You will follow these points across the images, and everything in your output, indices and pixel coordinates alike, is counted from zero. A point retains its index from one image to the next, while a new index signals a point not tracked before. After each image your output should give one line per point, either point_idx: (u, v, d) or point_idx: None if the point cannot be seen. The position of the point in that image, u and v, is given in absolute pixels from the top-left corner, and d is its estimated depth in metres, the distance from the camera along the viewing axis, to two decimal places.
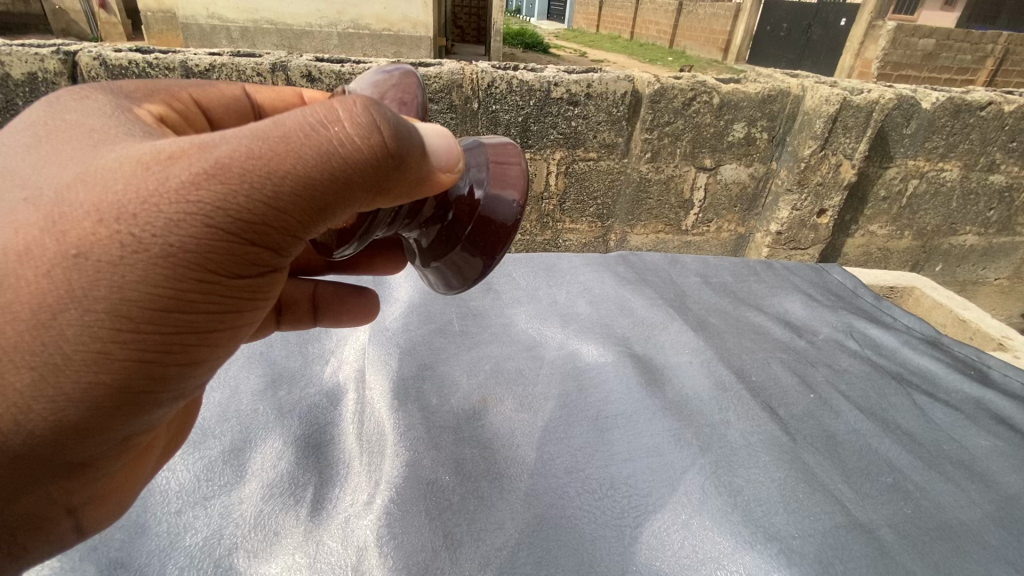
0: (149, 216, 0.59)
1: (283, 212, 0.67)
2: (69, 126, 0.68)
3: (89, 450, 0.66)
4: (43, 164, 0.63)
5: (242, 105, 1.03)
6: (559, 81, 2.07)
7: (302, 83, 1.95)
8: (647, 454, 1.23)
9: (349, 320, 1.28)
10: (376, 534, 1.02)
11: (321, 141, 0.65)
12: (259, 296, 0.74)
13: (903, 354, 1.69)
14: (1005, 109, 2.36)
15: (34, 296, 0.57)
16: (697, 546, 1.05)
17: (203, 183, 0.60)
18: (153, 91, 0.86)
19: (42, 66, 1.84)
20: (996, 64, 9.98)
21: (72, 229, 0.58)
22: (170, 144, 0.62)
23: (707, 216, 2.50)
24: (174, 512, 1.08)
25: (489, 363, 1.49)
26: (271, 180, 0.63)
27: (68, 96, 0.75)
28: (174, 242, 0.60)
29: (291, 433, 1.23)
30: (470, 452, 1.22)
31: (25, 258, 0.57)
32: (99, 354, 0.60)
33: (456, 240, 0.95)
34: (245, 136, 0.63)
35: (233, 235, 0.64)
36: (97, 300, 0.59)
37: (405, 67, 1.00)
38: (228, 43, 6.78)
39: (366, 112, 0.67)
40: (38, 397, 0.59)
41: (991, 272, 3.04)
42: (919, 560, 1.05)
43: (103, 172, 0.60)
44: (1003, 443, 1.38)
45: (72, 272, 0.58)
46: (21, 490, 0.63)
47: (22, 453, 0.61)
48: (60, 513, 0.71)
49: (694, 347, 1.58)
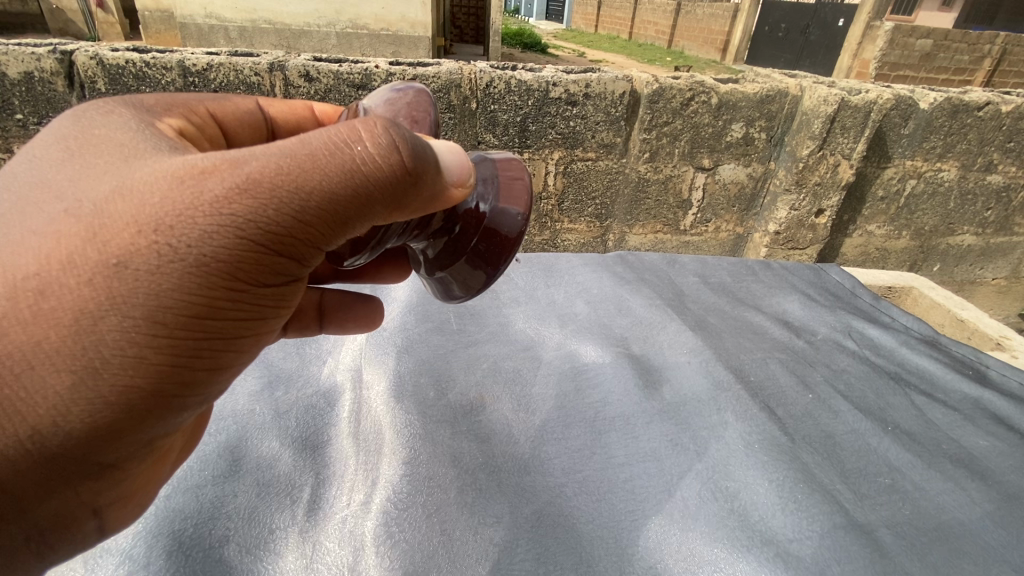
0: (185, 227, 0.60)
1: (308, 224, 0.67)
2: (99, 140, 0.68)
3: (119, 453, 0.65)
4: (77, 177, 0.63)
5: (256, 118, 1.02)
6: (558, 81, 2.06)
7: (300, 83, 1.94)
8: (645, 460, 1.22)
9: (354, 327, 1.26)
10: (374, 534, 1.02)
11: (345, 159, 0.65)
12: (282, 305, 0.74)
13: (901, 354, 1.69)
14: (1002, 109, 2.36)
15: (75, 302, 0.57)
16: (694, 550, 1.04)
17: (236, 197, 0.61)
18: (171, 105, 0.85)
19: (38, 65, 1.84)
20: (995, 65, 9.99)
21: (112, 237, 0.58)
22: (204, 159, 0.62)
23: (705, 216, 2.50)
24: (164, 496, 1.07)
25: (487, 363, 1.49)
26: (299, 196, 0.64)
27: (95, 111, 0.74)
28: (208, 252, 0.61)
29: (287, 436, 1.22)
30: (468, 447, 1.22)
31: (67, 267, 0.57)
32: (134, 360, 0.60)
33: (461, 252, 0.95)
34: (274, 152, 0.64)
35: (263, 247, 0.65)
36: (134, 308, 0.59)
37: (417, 86, 0.99)
38: (227, 43, 6.76)
39: (386, 132, 0.67)
40: (77, 400, 0.59)
41: (988, 272, 3.05)
42: (918, 561, 1.05)
43: (140, 185, 0.60)
44: (1003, 444, 1.38)
45: (111, 281, 0.58)
46: (51, 491, 0.63)
47: (56, 454, 0.60)
48: (86, 513, 0.69)
49: (693, 347, 1.58)
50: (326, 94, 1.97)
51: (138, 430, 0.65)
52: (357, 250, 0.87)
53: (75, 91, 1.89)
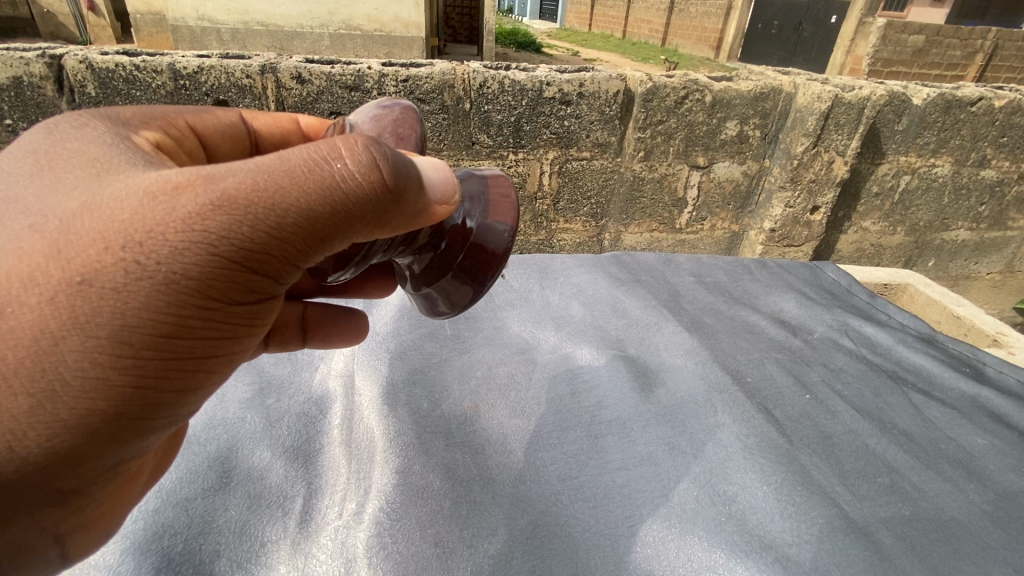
0: (154, 244, 0.58)
1: (284, 241, 0.65)
2: (70, 154, 0.66)
3: (81, 477, 0.63)
4: (43, 193, 0.61)
5: (237, 130, 1.00)
6: (551, 81, 2.05)
7: (292, 85, 1.92)
8: (641, 463, 1.21)
9: (338, 341, 1.24)
10: (367, 545, 1.00)
11: (322, 177, 0.65)
12: (257, 323, 0.72)
13: (899, 352, 1.68)
14: (995, 104, 2.36)
15: (37, 321, 0.56)
16: (692, 556, 1.04)
17: (209, 214, 0.60)
18: (150, 117, 0.83)
19: (27, 70, 1.81)
20: (987, 60, 9.99)
21: (77, 255, 0.57)
22: (177, 174, 0.61)
23: (700, 214, 2.49)
24: (152, 510, 1.05)
25: (481, 368, 1.47)
26: (275, 213, 0.63)
27: (68, 123, 0.72)
28: (178, 269, 0.59)
29: (279, 445, 1.21)
30: (462, 457, 1.21)
31: (28, 284, 0.55)
32: (97, 382, 0.58)
33: (447, 267, 0.94)
34: (251, 169, 0.63)
35: (235, 263, 0.63)
36: (99, 327, 0.57)
37: (405, 101, 0.97)
38: (219, 45, 6.70)
39: (367, 150, 0.67)
40: (35, 424, 0.56)
41: (983, 267, 3.05)
42: (918, 563, 1.04)
43: (109, 201, 0.59)
44: (1001, 442, 1.37)
45: (74, 298, 0.56)
46: (9, 518, 0.60)
47: (13, 479, 0.58)
48: (47, 541, 0.67)
49: (689, 348, 1.57)
50: (318, 96, 1.95)
51: (102, 452, 0.63)
52: (340, 265, 0.85)
53: (65, 96, 1.87)
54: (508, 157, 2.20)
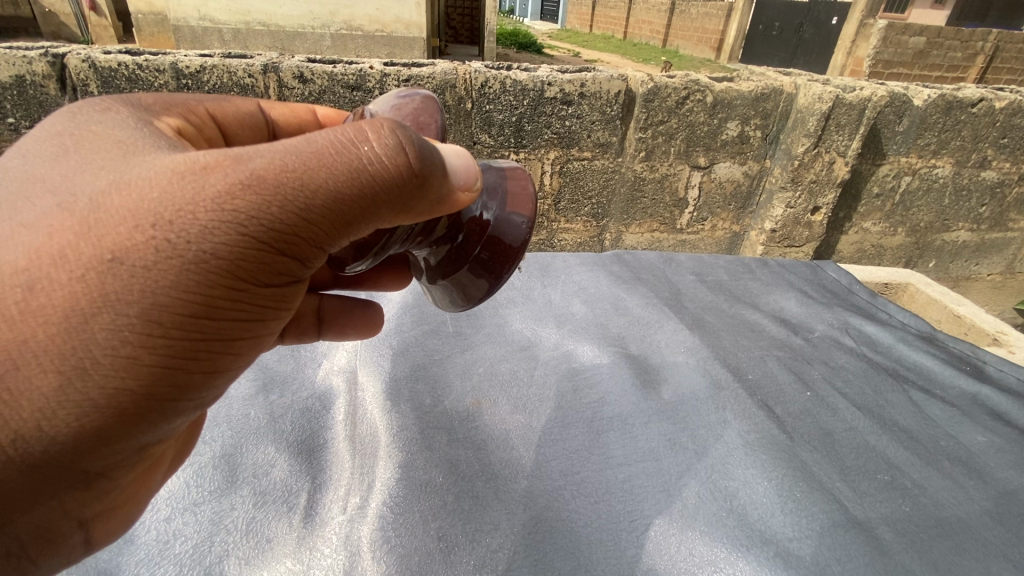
0: (185, 223, 0.59)
1: (311, 223, 0.66)
2: (95, 136, 0.66)
3: (107, 458, 0.64)
4: (71, 173, 0.61)
5: (256, 120, 1.00)
6: (553, 81, 2.06)
7: (294, 84, 1.93)
8: (643, 459, 1.22)
9: (354, 332, 1.25)
10: (370, 538, 1.01)
11: (350, 159, 0.65)
12: (282, 306, 0.73)
13: (899, 350, 1.69)
14: (994, 105, 2.37)
15: (65, 299, 0.56)
16: (693, 550, 1.04)
17: (239, 193, 0.61)
18: (170, 104, 0.84)
19: (30, 69, 1.81)
20: (987, 62, 9.99)
21: (107, 233, 0.57)
22: (206, 155, 0.62)
23: (701, 214, 2.50)
24: (165, 519, 1.06)
25: (483, 364, 1.48)
26: (304, 193, 0.64)
27: (91, 108, 0.73)
28: (208, 249, 0.60)
29: (284, 441, 1.21)
30: (464, 453, 1.21)
31: (59, 261, 0.56)
32: (126, 361, 0.59)
33: (464, 260, 0.94)
34: (279, 150, 0.64)
35: (263, 244, 0.64)
36: (129, 305, 0.58)
37: (423, 91, 0.97)
38: (220, 45, 6.72)
39: (393, 133, 0.67)
40: (65, 403, 0.57)
41: (983, 268, 3.05)
42: (918, 559, 1.04)
43: (138, 180, 0.59)
44: (1001, 439, 1.37)
45: (105, 277, 0.57)
46: (34, 501, 0.62)
47: (40, 460, 0.59)
48: (71, 525, 0.68)
49: (690, 345, 1.58)
50: (321, 95, 1.96)
51: (128, 433, 0.63)
52: (359, 255, 0.85)
53: (67, 95, 1.87)
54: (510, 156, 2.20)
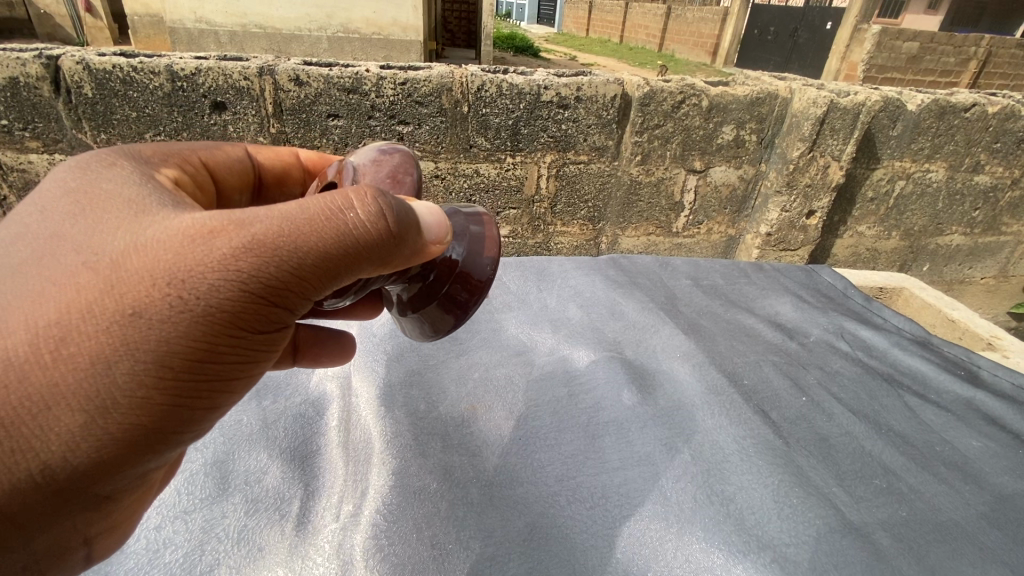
0: (195, 281, 0.60)
1: (306, 280, 0.67)
2: (100, 190, 0.66)
3: (117, 484, 0.65)
4: (86, 228, 0.61)
5: (245, 166, 1.00)
6: (549, 85, 2.06)
7: (290, 87, 1.92)
8: (638, 464, 1.21)
9: (327, 360, 1.19)
10: (364, 547, 1.00)
11: (338, 225, 0.66)
12: (278, 349, 0.74)
13: (893, 355, 1.69)
14: (988, 110, 2.38)
15: (89, 348, 0.57)
16: (690, 556, 1.04)
17: (243, 255, 0.62)
18: (166, 154, 0.83)
19: (24, 70, 1.80)
20: (980, 67, 10.08)
21: (127, 289, 0.58)
22: (211, 217, 0.62)
23: (697, 218, 2.50)
24: (155, 527, 1.04)
25: (478, 370, 1.47)
26: (299, 255, 0.64)
27: (94, 160, 0.72)
28: (215, 303, 0.61)
29: (276, 447, 1.20)
30: (459, 459, 1.20)
31: (86, 315, 0.57)
32: (141, 402, 0.60)
33: (433, 296, 0.92)
34: (277, 213, 0.64)
35: (265, 298, 0.65)
36: (146, 354, 0.59)
37: (404, 149, 0.93)
38: (217, 47, 6.71)
39: (376, 200, 0.68)
40: (87, 436, 0.58)
41: (977, 271, 3.07)
42: (914, 564, 1.04)
43: (151, 240, 0.60)
44: (996, 445, 1.37)
45: (126, 329, 0.58)
46: (55, 517, 0.62)
47: (62, 486, 0.59)
48: (78, 543, 0.67)
49: (685, 351, 1.57)
50: (316, 98, 1.95)
51: (140, 465, 0.64)
52: (339, 294, 0.82)
53: (62, 96, 1.86)
54: (506, 160, 2.20)
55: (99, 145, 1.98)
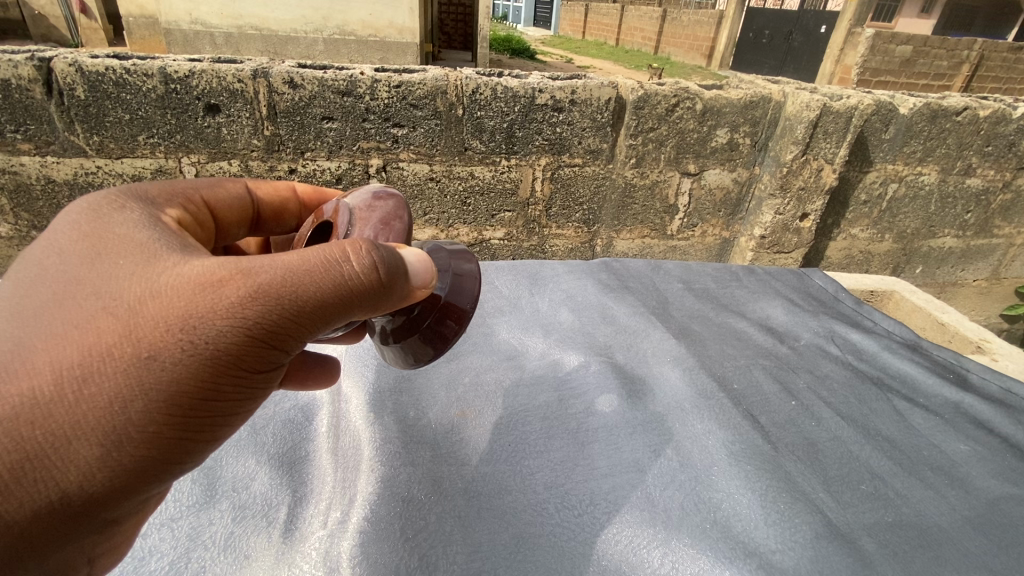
0: (205, 327, 0.64)
1: (304, 326, 0.70)
2: (111, 232, 0.69)
3: (124, 510, 0.68)
4: (101, 271, 0.64)
5: (245, 202, 0.98)
6: (543, 88, 2.06)
7: (284, 90, 1.91)
8: (626, 471, 1.21)
9: (314, 383, 1.16)
10: (350, 553, 0.98)
11: (335, 276, 0.69)
12: (275, 383, 0.78)
13: (884, 358, 1.70)
14: (979, 113, 2.40)
15: (106, 387, 0.61)
16: (675, 564, 1.03)
17: (250, 303, 0.65)
18: (171, 194, 0.84)
19: (16, 72, 1.79)
20: (973, 70, 10.17)
21: (142, 333, 0.62)
22: (220, 265, 0.66)
23: (692, 220, 2.50)
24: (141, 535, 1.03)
25: (468, 375, 1.48)
26: (299, 303, 0.68)
27: (104, 201, 0.74)
28: (222, 347, 0.65)
29: (265, 454, 1.20)
30: (448, 469, 1.20)
31: (105, 357, 0.60)
32: (151, 436, 0.63)
33: (416, 329, 0.92)
34: (280, 264, 0.68)
35: (266, 341, 0.68)
36: (157, 393, 0.62)
37: (389, 189, 0.93)
38: (212, 48, 6.67)
39: (373, 252, 0.71)
40: (103, 466, 0.62)
41: (969, 274, 3.09)
42: (898, 568, 1.04)
43: (164, 287, 0.64)
44: (983, 449, 1.38)
45: (140, 370, 0.61)
46: (65, 542, 0.64)
47: (75, 512, 0.62)
48: (83, 563, 0.69)
49: (676, 355, 1.57)
50: (311, 101, 1.95)
51: (147, 491, 0.67)
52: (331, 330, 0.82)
53: (53, 98, 1.85)
54: (500, 163, 2.20)
55: (92, 147, 1.97)
